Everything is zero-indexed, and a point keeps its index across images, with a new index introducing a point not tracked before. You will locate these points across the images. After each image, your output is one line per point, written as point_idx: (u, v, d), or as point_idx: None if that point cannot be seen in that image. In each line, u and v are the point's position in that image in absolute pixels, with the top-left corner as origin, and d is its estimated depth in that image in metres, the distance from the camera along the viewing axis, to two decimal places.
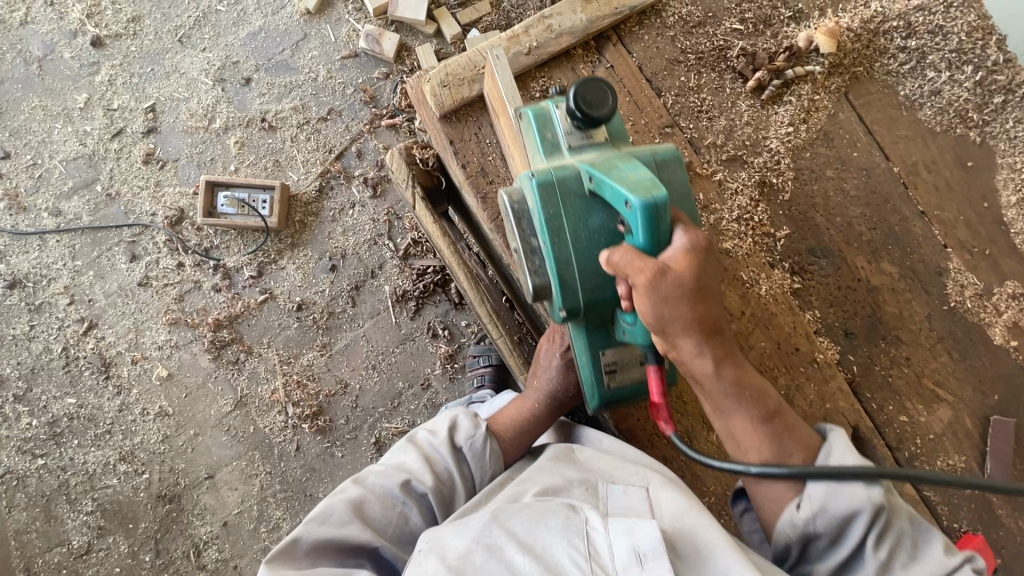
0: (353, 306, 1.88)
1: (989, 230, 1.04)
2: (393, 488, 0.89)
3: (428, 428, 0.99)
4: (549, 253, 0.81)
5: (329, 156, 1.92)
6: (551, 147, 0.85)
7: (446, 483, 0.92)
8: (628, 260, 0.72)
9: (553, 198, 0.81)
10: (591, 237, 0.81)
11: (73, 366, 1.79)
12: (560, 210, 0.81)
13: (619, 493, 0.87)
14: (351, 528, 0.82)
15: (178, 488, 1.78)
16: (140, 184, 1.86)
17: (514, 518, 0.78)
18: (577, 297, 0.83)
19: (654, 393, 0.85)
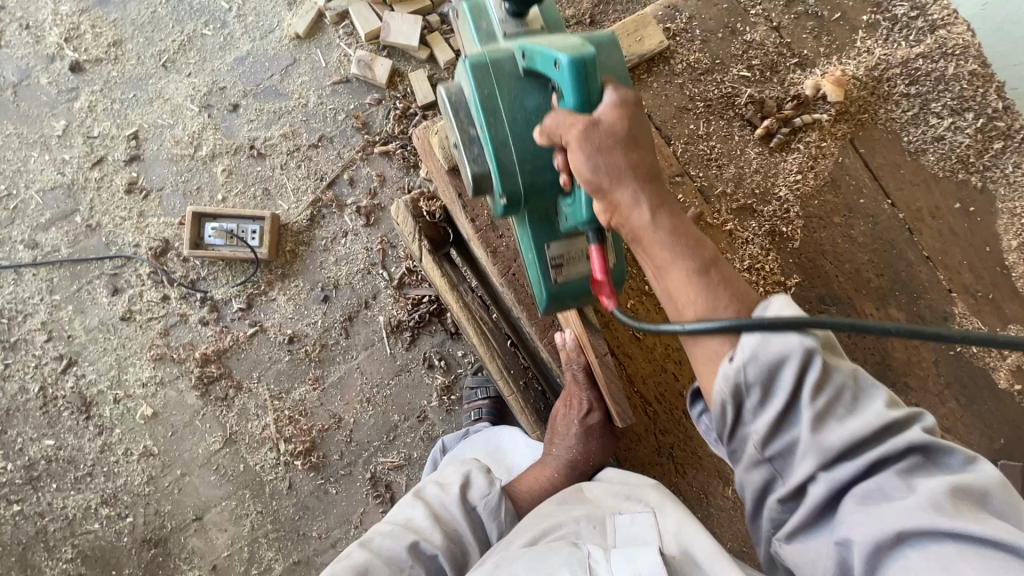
0: (346, 338, 1.84)
1: (993, 273, 1.05)
2: (400, 553, 0.80)
3: (438, 483, 0.91)
4: (486, 136, 0.82)
5: (320, 183, 1.87)
6: (486, 35, 0.91)
7: (460, 546, 0.83)
8: (556, 114, 0.72)
9: (487, 78, 0.82)
10: (526, 116, 0.82)
11: (51, 406, 1.71)
12: (494, 89, 0.82)
13: (625, 523, 0.82)
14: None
15: (164, 531, 1.71)
16: (123, 215, 1.79)
17: (517, 560, 0.75)
18: (517, 180, 0.83)
19: (595, 270, 0.81)
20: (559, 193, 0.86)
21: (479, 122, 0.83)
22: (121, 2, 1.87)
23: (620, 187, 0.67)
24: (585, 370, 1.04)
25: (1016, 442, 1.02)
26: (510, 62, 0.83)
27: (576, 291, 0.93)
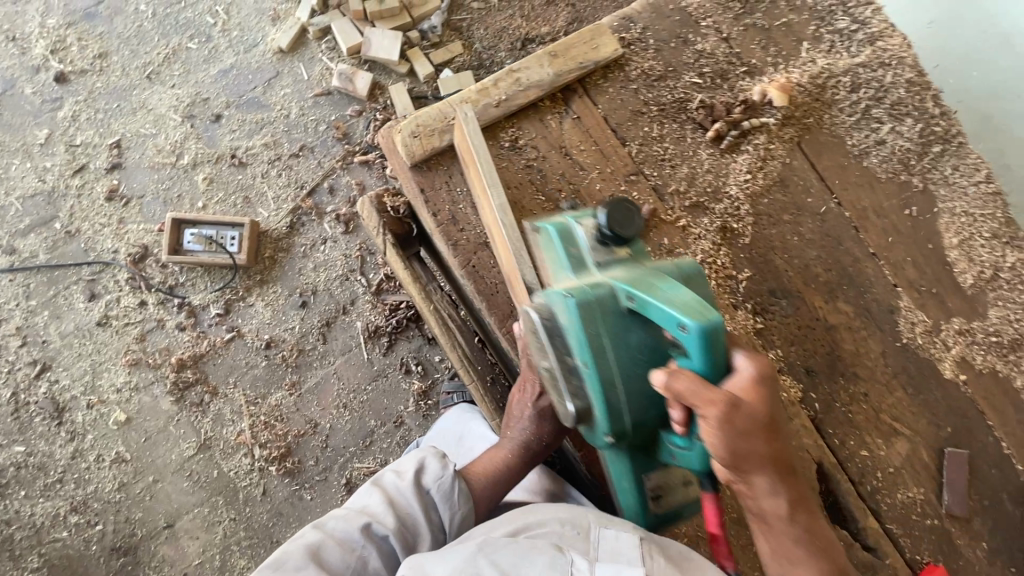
0: (323, 343, 1.85)
1: (935, 269, 1.10)
2: (356, 533, 0.83)
3: (392, 468, 0.93)
4: (592, 375, 0.75)
5: (300, 192, 1.91)
6: (578, 264, 0.80)
7: (413, 527, 0.87)
8: (689, 388, 0.67)
9: (592, 318, 0.74)
10: (634, 359, 0.75)
11: (23, 412, 1.70)
12: (600, 327, 0.74)
13: (611, 537, 0.80)
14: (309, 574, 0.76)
15: (134, 539, 1.69)
16: (102, 221, 1.81)
17: (501, 553, 0.75)
18: (623, 419, 0.78)
19: (711, 522, 0.80)
20: (661, 424, 0.80)
21: (582, 358, 0.76)
22: (108, 16, 1.93)
23: (756, 472, 0.68)
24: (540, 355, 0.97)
25: (961, 430, 1.07)
26: (614, 303, 0.75)
27: (672, 519, 0.89)
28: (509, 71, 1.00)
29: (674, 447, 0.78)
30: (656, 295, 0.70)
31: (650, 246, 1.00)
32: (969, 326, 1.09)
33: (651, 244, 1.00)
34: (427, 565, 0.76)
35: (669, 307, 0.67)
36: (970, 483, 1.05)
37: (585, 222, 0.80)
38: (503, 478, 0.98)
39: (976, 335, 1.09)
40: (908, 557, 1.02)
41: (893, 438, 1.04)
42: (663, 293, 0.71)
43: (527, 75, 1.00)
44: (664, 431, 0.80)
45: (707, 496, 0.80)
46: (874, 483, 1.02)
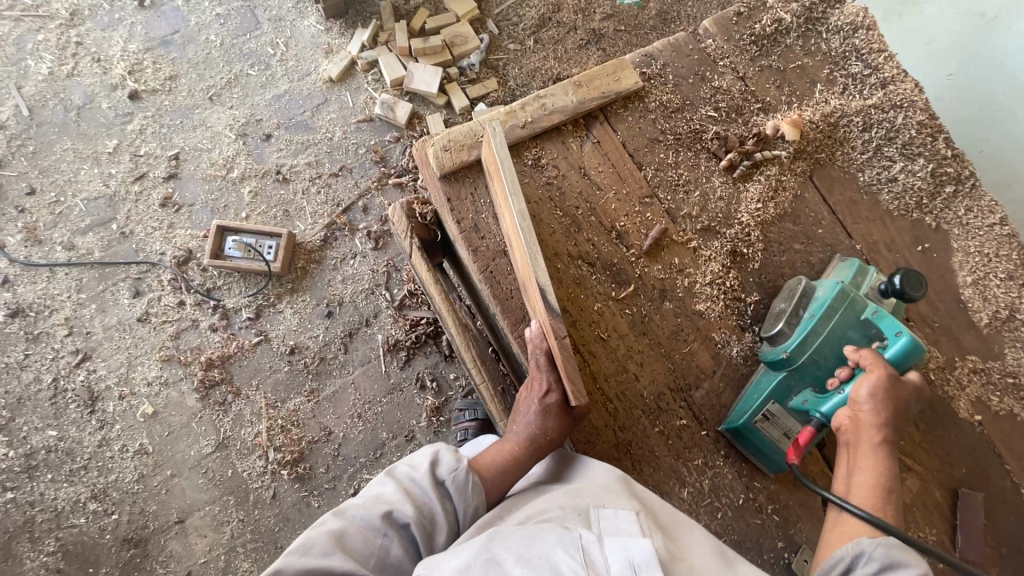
0: (344, 353, 1.92)
1: (948, 306, 1.11)
2: (376, 521, 0.82)
3: (406, 461, 0.91)
4: (811, 321, 0.93)
5: (336, 209, 2.03)
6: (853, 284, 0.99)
7: (429, 519, 0.85)
8: (872, 359, 0.88)
9: (843, 299, 0.93)
10: (842, 342, 0.92)
11: (60, 398, 1.80)
12: (845, 303, 0.92)
13: (610, 515, 0.79)
14: (332, 558, 0.76)
15: (146, 531, 1.73)
16: (155, 225, 1.95)
17: (509, 537, 0.72)
18: (803, 351, 0.92)
19: (802, 436, 0.90)
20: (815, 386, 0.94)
21: (812, 312, 0.94)
22: (181, 44, 2.14)
23: (879, 415, 0.85)
24: (540, 351, 0.94)
25: (977, 471, 1.04)
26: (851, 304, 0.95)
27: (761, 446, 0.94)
28: (534, 96, 1.08)
29: (811, 394, 0.93)
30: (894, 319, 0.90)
31: (660, 264, 1.04)
32: (984, 365, 1.09)
33: (662, 263, 1.04)
34: (438, 561, 0.73)
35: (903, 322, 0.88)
36: (986, 526, 1.01)
37: (875, 276, 0.99)
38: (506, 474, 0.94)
39: (991, 374, 1.09)
40: None
41: (904, 474, 1.02)
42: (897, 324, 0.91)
43: (551, 100, 1.08)
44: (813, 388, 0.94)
45: (811, 427, 0.90)
46: None
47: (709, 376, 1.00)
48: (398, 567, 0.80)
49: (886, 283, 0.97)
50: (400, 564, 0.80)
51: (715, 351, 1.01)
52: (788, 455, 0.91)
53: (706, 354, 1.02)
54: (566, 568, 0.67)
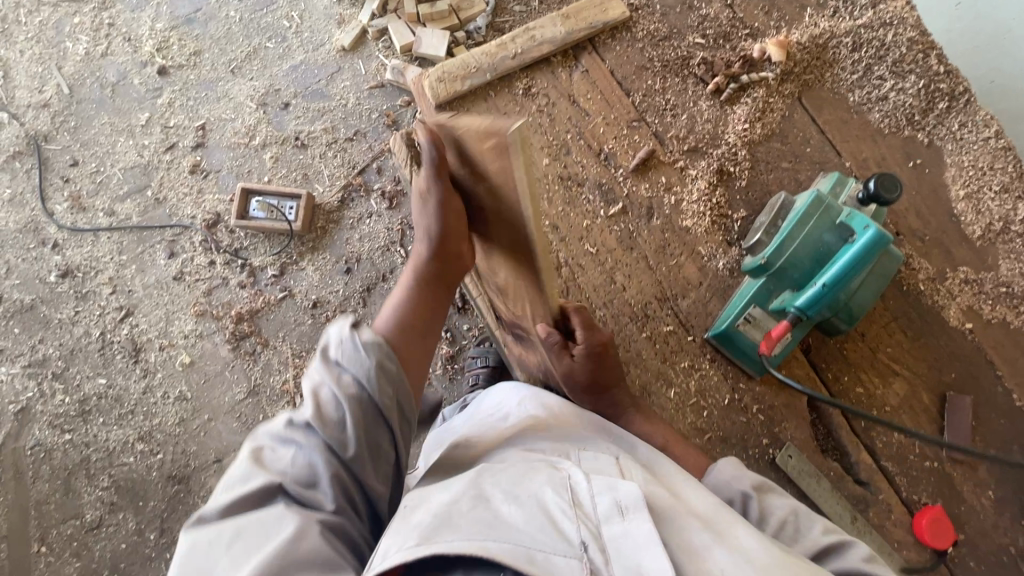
0: (363, 307, 2.02)
1: (941, 220, 1.12)
2: (287, 434, 0.90)
3: (314, 363, 0.97)
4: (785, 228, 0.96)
5: (352, 171, 2.13)
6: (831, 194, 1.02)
7: (336, 415, 0.90)
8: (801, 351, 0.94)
9: (817, 205, 0.94)
10: (818, 246, 0.93)
11: (108, 350, 1.96)
12: (818, 211, 0.94)
13: (591, 454, 0.86)
14: (253, 479, 0.84)
15: (188, 469, 1.88)
16: (185, 191, 2.09)
17: (498, 476, 0.78)
18: (780, 256, 0.95)
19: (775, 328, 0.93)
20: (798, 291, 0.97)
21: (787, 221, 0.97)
22: (204, 21, 2.26)
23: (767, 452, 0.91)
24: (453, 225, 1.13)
25: (966, 377, 1.06)
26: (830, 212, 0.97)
27: (739, 349, 0.99)
28: (525, 30, 1.13)
29: (789, 295, 0.95)
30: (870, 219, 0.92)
31: (647, 183, 1.09)
32: (976, 276, 1.10)
33: (649, 182, 1.09)
34: (428, 494, 0.78)
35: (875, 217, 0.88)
36: (974, 429, 1.03)
37: (855, 186, 1.02)
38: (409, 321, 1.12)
39: (984, 284, 1.09)
40: (904, 497, 1.02)
41: (890, 378, 1.05)
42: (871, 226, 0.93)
43: (540, 32, 1.13)
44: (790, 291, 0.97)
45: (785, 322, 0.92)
46: (867, 419, 1.03)
47: (695, 286, 1.05)
48: (320, 466, 0.86)
49: (863, 190, 0.98)
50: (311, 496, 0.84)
51: (701, 264, 1.06)
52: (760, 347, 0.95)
53: (693, 266, 1.07)
54: (552, 504, 0.72)
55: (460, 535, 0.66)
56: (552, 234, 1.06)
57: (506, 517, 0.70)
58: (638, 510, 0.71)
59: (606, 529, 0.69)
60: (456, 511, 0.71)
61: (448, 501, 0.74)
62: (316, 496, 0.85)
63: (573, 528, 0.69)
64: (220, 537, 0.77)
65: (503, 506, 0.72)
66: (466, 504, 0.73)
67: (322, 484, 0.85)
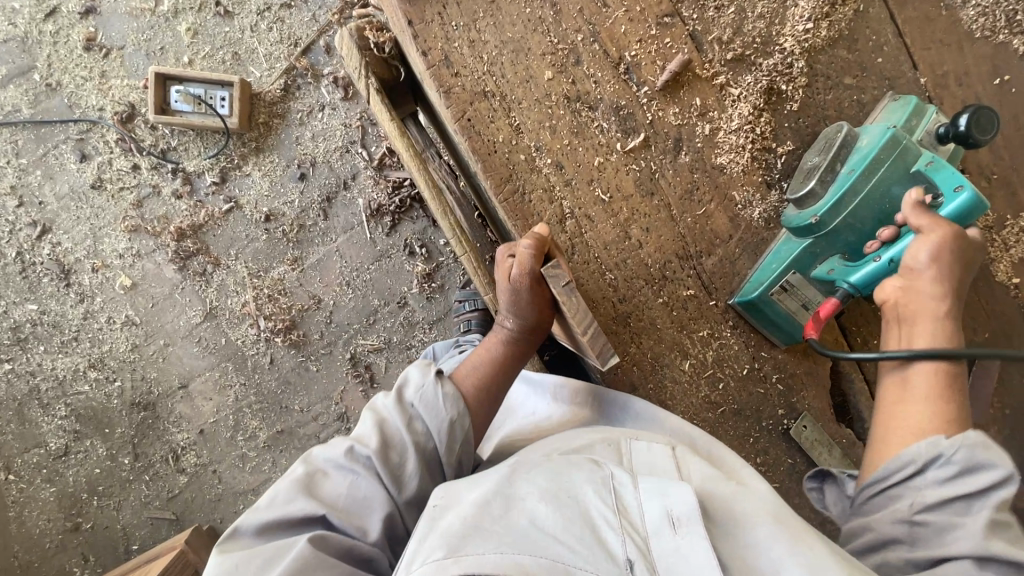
0: (325, 220, 1.77)
1: (1015, 155, 0.94)
2: (343, 460, 0.73)
3: (380, 394, 0.81)
4: (847, 180, 0.77)
5: (294, 50, 1.72)
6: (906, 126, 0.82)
7: (402, 450, 0.74)
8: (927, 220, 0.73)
9: (886, 148, 0.75)
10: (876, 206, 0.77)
11: (30, 272, 1.71)
12: (888, 157, 0.76)
13: (642, 449, 0.76)
14: (297, 505, 0.68)
15: (152, 396, 1.77)
16: (83, 74, 1.67)
17: (535, 471, 0.69)
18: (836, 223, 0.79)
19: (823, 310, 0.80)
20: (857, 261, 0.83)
21: (852, 167, 0.78)
22: None
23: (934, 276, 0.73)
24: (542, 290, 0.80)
25: (998, 337, 0.97)
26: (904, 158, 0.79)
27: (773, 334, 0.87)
28: None
29: (840, 263, 0.80)
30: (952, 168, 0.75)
31: (677, 106, 0.85)
32: None
33: (679, 104, 0.85)
34: (457, 489, 0.69)
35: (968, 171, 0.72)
36: (993, 391, 0.98)
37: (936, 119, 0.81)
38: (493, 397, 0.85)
39: None
40: None
41: None
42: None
43: None
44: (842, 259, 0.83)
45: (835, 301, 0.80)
46: None
47: (724, 241, 0.88)
48: (376, 501, 0.71)
49: (947, 126, 0.78)
50: (372, 497, 0.71)
51: (733, 213, 0.87)
52: (805, 329, 0.82)
53: (722, 215, 0.88)
54: (592, 506, 0.64)
55: (493, 546, 0.58)
56: (554, 176, 0.83)
57: (544, 526, 0.62)
58: (693, 522, 0.61)
59: (653, 543, 0.61)
60: (488, 513, 0.63)
61: (480, 499, 0.65)
62: (361, 526, 0.70)
63: (619, 542, 0.61)
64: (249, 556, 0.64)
65: (539, 507, 0.64)
66: (499, 505, 0.65)
67: (372, 520, 0.70)
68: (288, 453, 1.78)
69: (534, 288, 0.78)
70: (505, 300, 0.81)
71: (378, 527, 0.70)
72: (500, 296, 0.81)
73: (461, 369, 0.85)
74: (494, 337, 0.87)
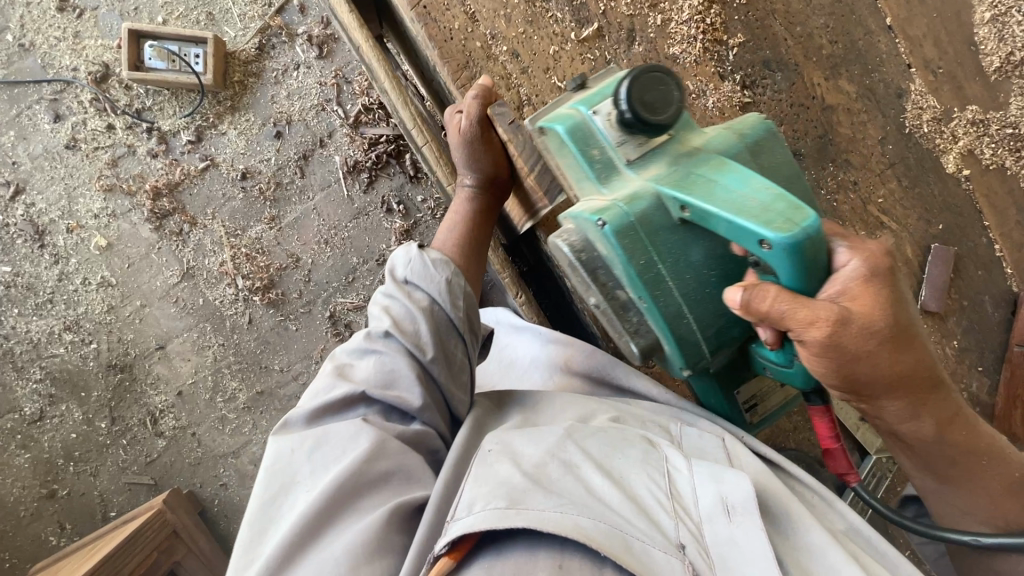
0: (301, 178, 1.76)
1: (958, 50, 0.98)
2: (366, 345, 0.79)
3: (381, 289, 0.87)
4: (654, 308, 0.68)
5: (268, 9, 1.75)
6: (604, 169, 0.69)
7: (411, 319, 0.81)
8: (771, 298, 0.60)
9: (641, 246, 0.65)
10: (698, 273, 0.68)
11: (5, 233, 1.72)
12: (654, 255, 0.66)
13: (694, 434, 0.80)
14: (337, 390, 0.75)
15: (129, 358, 1.75)
16: (57, 35, 1.70)
17: (592, 439, 0.73)
18: (701, 352, 0.72)
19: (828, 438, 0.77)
20: (748, 338, 0.77)
21: (639, 291, 0.68)
22: None
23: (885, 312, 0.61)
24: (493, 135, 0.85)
25: (952, 229, 0.99)
26: (655, 216, 0.67)
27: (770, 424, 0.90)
28: None
29: (766, 363, 0.77)
30: (722, 206, 0.61)
31: None
32: (985, 116, 0.98)
33: None
34: (512, 439, 0.72)
35: (752, 221, 0.57)
36: (952, 283, 0.99)
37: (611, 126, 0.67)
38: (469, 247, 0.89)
39: (990, 127, 0.98)
40: None
41: (879, 231, 0.97)
42: (725, 197, 0.62)
43: None
44: (754, 345, 0.77)
45: (819, 412, 0.76)
46: None
47: None
48: (405, 371, 0.77)
49: (628, 112, 0.64)
50: (398, 366, 0.77)
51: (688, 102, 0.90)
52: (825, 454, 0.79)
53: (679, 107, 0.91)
54: (651, 489, 0.67)
55: (554, 504, 0.60)
56: (510, 63, 0.85)
57: (602, 492, 0.65)
58: (747, 512, 0.65)
59: (707, 531, 0.64)
60: (545, 474, 0.66)
61: (537, 462, 0.68)
62: (395, 393, 0.76)
63: (673, 524, 0.64)
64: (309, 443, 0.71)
65: (594, 475, 0.67)
66: (556, 468, 0.67)
67: (408, 388, 0.76)
68: (267, 415, 1.74)
69: (482, 130, 0.82)
70: (461, 155, 0.87)
71: (416, 393, 0.76)
72: (456, 151, 0.86)
73: (435, 237, 0.90)
74: (458, 199, 0.91)
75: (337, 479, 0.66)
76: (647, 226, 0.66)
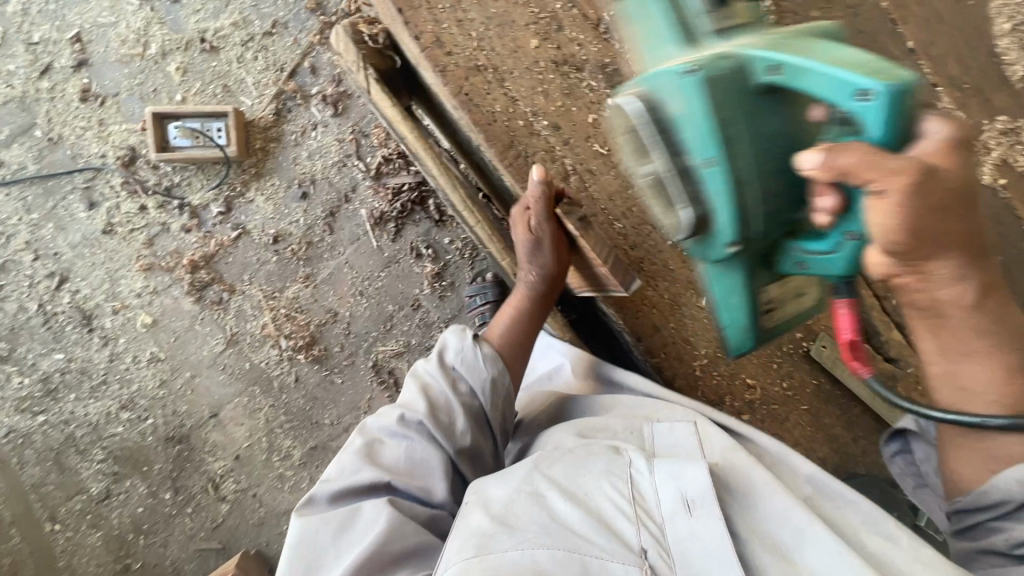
0: (331, 234, 1.80)
1: None
2: (399, 428, 0.87)
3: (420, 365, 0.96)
4: (727, 172, 0.73)
5: (281, 75, 1.79)
6: (685, 28, 0.78)
7: (450, 407, 0.90)
8: (847, 151, 0.61)
9: (724, 99, 0.70)
10: (757, 146, 0.73)
11: (54, 322, 1.78)
12: (728, 114, 0.71)
13: (664, 432, 0.88)
14: (366, 471, 0.82)
15: (185, 428, 1.80)
16: (83, 125, 1.77)
17: (554, 466, 0.79)
18: (749, 225, 0.76)
19: (845, 330, 0.77)
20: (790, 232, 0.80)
21: (708, 156, 0.73)
22: None
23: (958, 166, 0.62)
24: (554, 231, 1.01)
25: None
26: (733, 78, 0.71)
27: (774, 337, 0.91)
28: None
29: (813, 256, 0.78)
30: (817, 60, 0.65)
31: None
32: None
33: None
34: (485, 487, 0.79)
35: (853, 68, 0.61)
36: None
37: None
38: (525, 327, 1.03)
39: None
40: None
41: None
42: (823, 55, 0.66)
43: None
44: (795, 241, 0.80)
45: (842, 301, 0.78)
46: None
47: None
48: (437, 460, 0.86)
49: None
50: (433, 453, 0.85)
51: None
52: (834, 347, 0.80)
53: None
54: (609, 502, 0.74)
55: (514, 544, 0.68)
56: (551, 138, 1.06)
57: (563, 518, 0.72)
58: (704, 504, 0.71)
59: (669, 527, 0.71)
60: (513, 513, 0.73)
61: (507, 501, 0.75)
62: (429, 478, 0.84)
63: (634, 532, 0.71)
64: (332, 526, 0.78)
65: (559, 501, 0.74)
66: (524, 502, 0.75)
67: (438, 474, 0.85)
68: (323, 469, 1.77)
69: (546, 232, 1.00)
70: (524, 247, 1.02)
71: (444, 480, 0.84)
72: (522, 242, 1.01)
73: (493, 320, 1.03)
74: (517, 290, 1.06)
75: (357, 561, 0.73)
76: (714, 88, 0.71)
